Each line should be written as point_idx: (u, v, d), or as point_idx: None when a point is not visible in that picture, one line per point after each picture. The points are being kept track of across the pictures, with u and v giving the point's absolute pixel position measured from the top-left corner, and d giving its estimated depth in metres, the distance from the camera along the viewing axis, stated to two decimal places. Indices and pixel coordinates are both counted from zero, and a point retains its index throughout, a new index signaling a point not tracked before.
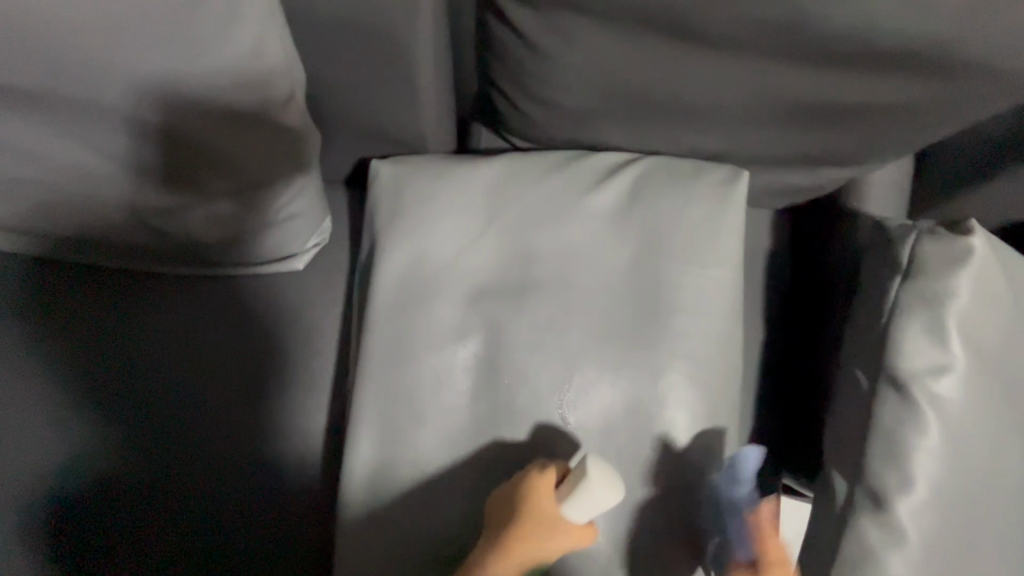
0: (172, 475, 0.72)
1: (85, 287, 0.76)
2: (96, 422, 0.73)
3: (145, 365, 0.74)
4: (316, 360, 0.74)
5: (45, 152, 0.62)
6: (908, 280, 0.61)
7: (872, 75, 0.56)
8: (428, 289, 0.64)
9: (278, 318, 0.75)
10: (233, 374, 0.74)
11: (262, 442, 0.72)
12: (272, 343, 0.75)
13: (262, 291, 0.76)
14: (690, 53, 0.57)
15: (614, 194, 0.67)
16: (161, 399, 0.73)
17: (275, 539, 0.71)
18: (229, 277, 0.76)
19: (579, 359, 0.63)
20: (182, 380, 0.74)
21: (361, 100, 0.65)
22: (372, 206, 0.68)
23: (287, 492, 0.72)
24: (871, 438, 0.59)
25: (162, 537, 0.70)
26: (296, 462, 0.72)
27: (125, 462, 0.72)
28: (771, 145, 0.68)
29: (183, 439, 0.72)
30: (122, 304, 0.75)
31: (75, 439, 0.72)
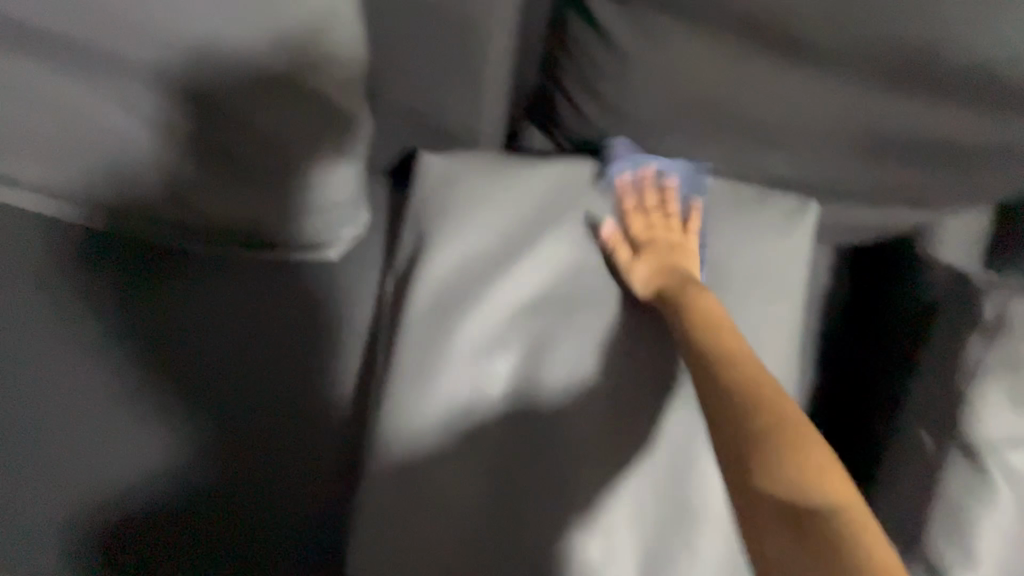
0: (182, 465, 0.67)
1: (104, 258, 0.72)
2: (106, 403, 0.68)
3: (164, 345, 0.70)
4: (341, 357, 0.70)
5: (95, 112, 0.61)
6: (993, 338, 0.56)
7: (972, 106, 0.53)
8: (471, 295, 0.60)
9: (303, 309, 0.71)
10: (254, 361, 0.70)
11: (277, 439, 0.68)
12: (297, 334, 0.71)
13: (288, 280, 0.72)
14: (783, 67, 0.54)
15: (676, 214, 0.63)
16: (177, 383, 0.69)
17: (282, 543, 0.66)
18: (256, 260, 0.72)
19: (626, 385, 0.59)
20: (199, 364, 0.70)
21: (421, 89, 0.62)
22: (417, 201, 0.64)
23: (298, 494, 0.67)
24: (934, 507, 0.54)
25: (162, 529, 0.66)
26: (309, 463, 0.68)
27: (132, 445, 0.68)
28: (847, 180, 0.63)
29: (197, 428, 0.68)
30: (144, 278, 0.71)
31: (82, 419, 0.68)
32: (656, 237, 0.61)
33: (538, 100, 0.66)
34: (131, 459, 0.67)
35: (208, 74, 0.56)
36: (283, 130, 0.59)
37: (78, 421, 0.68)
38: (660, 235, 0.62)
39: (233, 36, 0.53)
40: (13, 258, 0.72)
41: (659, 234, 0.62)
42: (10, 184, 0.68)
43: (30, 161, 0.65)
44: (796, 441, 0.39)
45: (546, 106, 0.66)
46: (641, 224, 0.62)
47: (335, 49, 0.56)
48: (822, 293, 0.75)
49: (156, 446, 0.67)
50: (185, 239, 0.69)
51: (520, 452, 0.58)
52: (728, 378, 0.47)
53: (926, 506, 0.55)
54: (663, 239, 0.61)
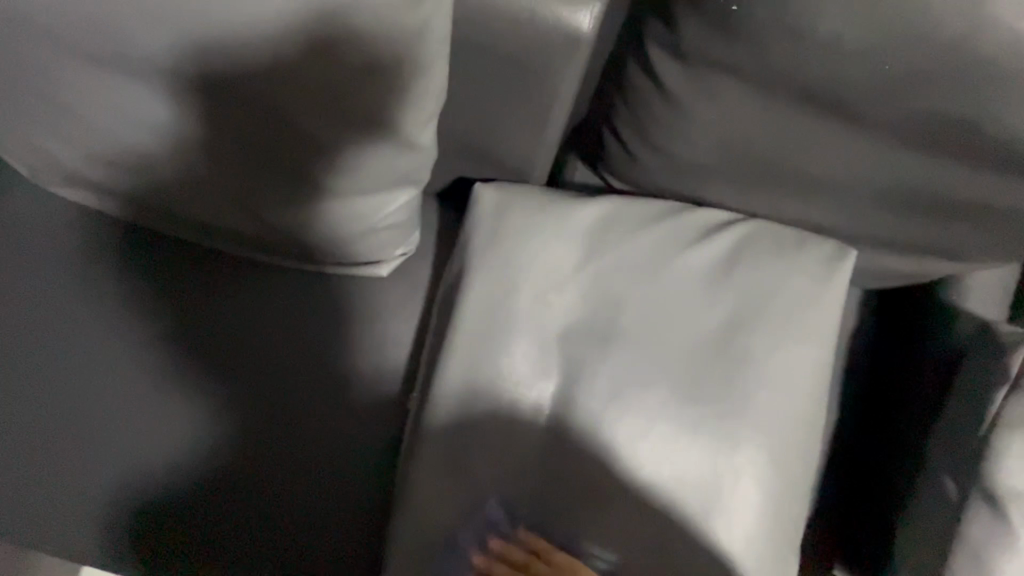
0: (228, 463, 0.71)
1: (168, 260, 0.76)
2: (160, 399, 0.72)
3: (217, 347, 0.74)
4: (385, 368, 0.74)
5: (162, 131, 0.63)
6: (1018, 390, 0.58)
7: (1015, 176, 0.56)
8: (512, 320, 0.64)
9: (352, 320, 0.75)
10: (301, 368, 0.73)
11: (320, 442, 0.72)
12: (345, 345, 0.74)
13: (338, 292, 0.76)
14: (833, 127, 0.57)
15: (714, 253, 0.66)
16: (228, 384, 0.73)
17: (319, 541, 0.70)
18: (312, 272, 0.76)
19: (659, 416, 0.61)
20: (250, 367, 0.73)
21: (481, 123, 0.65)
22: (468, 227, 0.67)
23: (336, 497, 0.71)
24: (955, 551, 0.56)
25: (206, 521, 0.70)
26: (349, 468, 0.71)
27: (184, 440, 0.71)
28: (882, 231, 0.66)
29: (244, 429, 0.72)
30: (204, 283, 0.76)
31: (137, 413, 0.72)
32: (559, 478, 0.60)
33: (588, 134, 0.71)
34: (182, 453, 0.71)
35: (275, 107, 0.56)
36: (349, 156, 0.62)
37: (133, 414, 0.72)
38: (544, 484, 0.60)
39: (301, 69, 0.53)
40: (80, 254, 0.76)
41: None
42: (84, 186, 0.72)
43: (104, 169, 0.69)
44: None
45: (595, 141, 0.70)
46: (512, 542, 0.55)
47: (404, 87, 0.54)
48: (852, 334, 0.76)
49: (206, 443, 0.71)
50: (250, 249, 0.74)
51: (555, 471, 0.62)
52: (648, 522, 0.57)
53: (946, 551, 0.57)
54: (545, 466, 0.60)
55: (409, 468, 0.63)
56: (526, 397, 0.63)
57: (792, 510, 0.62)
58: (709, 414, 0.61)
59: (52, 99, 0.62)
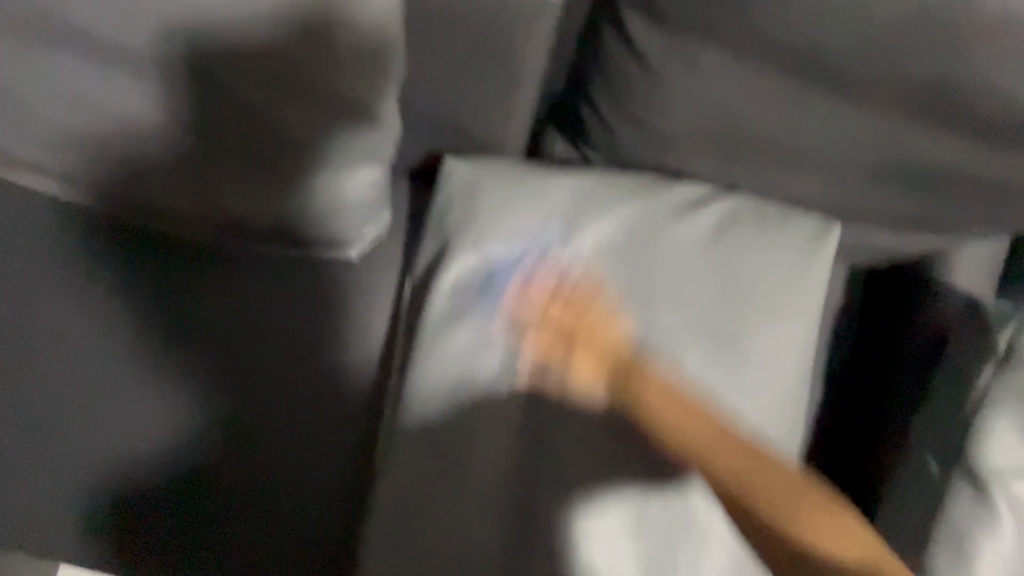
0: (195, 456, 0.68)
1: (124, 246, 0.72)
2: (124, 389, 0.69)
3: (181, 336, 0.71)
4: (357, 354, 0.71)
5: (130, 111, 0.62)
6: (1004, 369, 0.57)
7: (998, 139, 0.54)
8: (487, 302, 0.61)
9: (322, 305, 0.72)
10: (271, 355, 0.70)
11: (291, 431, 0.69)
12: (313, 331, 0.71)
13: (307, 275, 0.72)
14: (814, 94, 0.55)
15: (696, 230, 0.63)
16: (191, 374, 0.70)
17: (294, 531, 0.68)
18: (278, 255, 0.73)
19: (638, 399, 0.60)
20: (216, 355, 0.70)
21: (452, 95, 0.62)
22: (440, 205, 0.64)
23: (310, 485, 0.68)
24: (937, 532, 0.55)
25: (176, 513, 0.67)
26: (323, 456, 0.69)
27: (149, 432, 0.69)
28: (870, 205, 0.63)
29: (211, 421, 0.69)
30: (163, 269, 0.72)
31: (99, 406, 0.69)
32: (584, 327, 0.60)
33: (564, 105, 0.67)
34: (146, 447, 0.68)
35: (244, 75, 0.57)
36: (311, 127, 0.60)
37: (94, 407, 0.69)
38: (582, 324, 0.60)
39: (274, 38, 0.54)
40: (31, 242, 0.72)
41: (561, 324, 0.60)
42: (34, 168, 0.69)
43: (57, 147, 0.66)
44: (786, 490, 0.47)
45: (572, 113, 0.66)
46: (557, 313, 0.61)
47: (375, 57, 0.56)
48: (838, 313, 0.73)
49: (171, 435, 0.69)
50: (211, 232, 0.70)
51: (532, 460, 0.60)
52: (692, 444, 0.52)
53: (930, 530, 0.56)
54: (588, 324, 0.60)
55: (382, 458, 0.61)
56: (502, 382, 0.60)
57: None
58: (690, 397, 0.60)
59: (19, 80, 0.62)
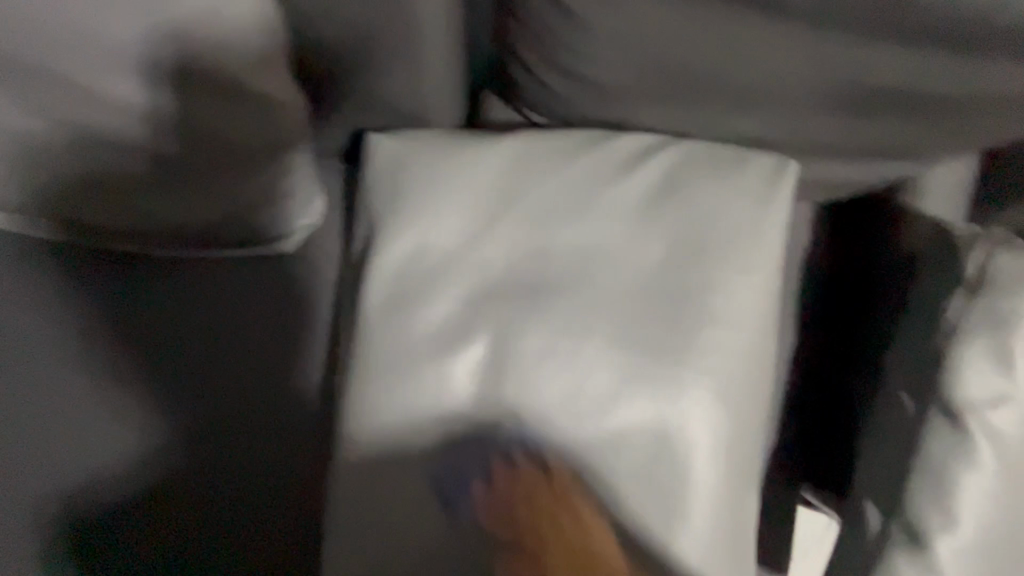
0: (157, 471, 0.67)
1: (55, 266, 0.69)
2: (75, 412, 0.67)
3: (126, 352, 0.68)
4: (311, 349, 0.68)
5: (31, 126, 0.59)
6: (972, 296, 0.54)
7: (957, 51, 0.48)
8: (429, 285, 0.58)
9: (269, 303, 0.69)
10: (222, 362, 0.68)
11: (250, 436, 0.67)
12: (263, 332, 0.69)
13: (249, 275, 0.69)
14: (746, 21, 0.49)
15: (645, 183, 0.59)
16: (143, 387, 0.68)
17: (265, 534, 0.66)
18: (216, 258, 0.69)
19: (598, 369, 0.56)
20: (167, 367, 0.68)
21: (363, 67, 0.58)
22: (370, 186, 0.61)
23: (276, 488, 0.67)
24: (914, 470, 0.53)
25: (144, 529, 0.66)
26: (287, 456, 0.67)
27: (107, 452, 0.67)
28: (822, 138, 0.60)
29: (167, 434, 0.67)
30: (99, 285, 0.69)
31: (51, 432, 0.67)
32: (553, 529, 0.50)
33: (495, 65, 0.64)
34: (105, 468, 0.67)
35: (137, 75, 0.54)
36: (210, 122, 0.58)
37: (47, 432, 0.67)
38: (548, 521, 0.51)
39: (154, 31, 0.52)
40: None
41: None
42: None
43: None
44: None
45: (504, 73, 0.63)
46: None
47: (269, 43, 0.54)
48: (805, 254, 0.71)
49: (129, 453, 0.67)
50: (143, 245, 0.67)
51: (489, 439, 0.57)
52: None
53: (907, 469, 0.54)
54: (552, 526, 0.50)
55: (338, 448, 0.58)
56: (452, 367, 0.57)
57: (747, 448, 0.59)
58: (650, 362, 0.56)
59: None
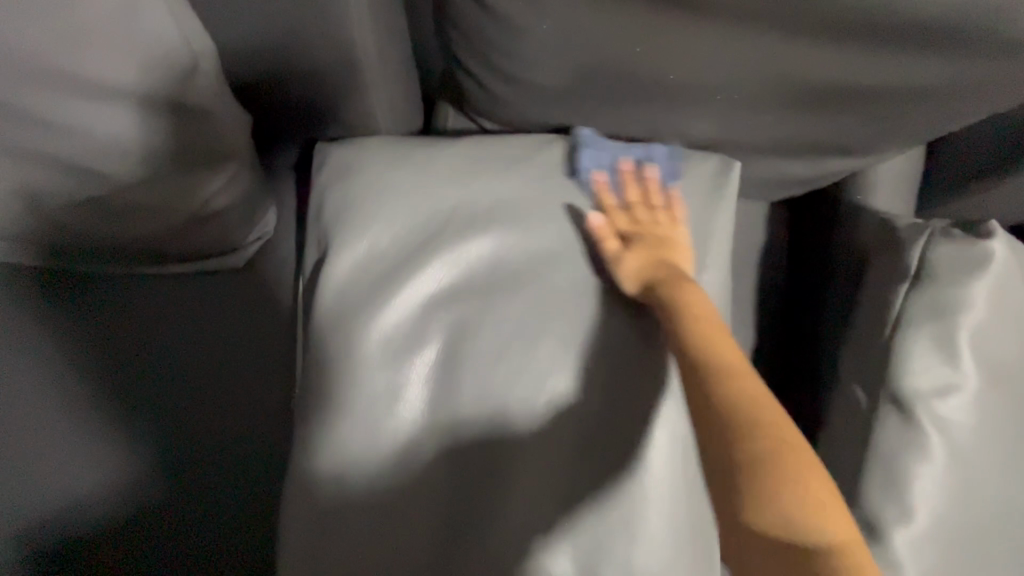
0: (141, 483, 0.69)
1: (31, 289, 0.71)
2: (52, 428, 0.69)
3: (107, 370, 0.71)
4: (278, 359, 0.72)
5: None
6: (917, 287, 0.54)
7: (888, 49, 0.48)
8: (382, 292, 0.57)
9: (241, 317, 0.73)
10: (194, 375, 0.71)
11: (226, 445, 0.71)
12: (242, 346, 0.72)
13: (220, 291, 0.73)
14: (678, 25, 0.49)
15: (593, 186, 0.60)
16: (126, 405, 0.70)
17: (240, 539, 0.69)
18: (185, 274, 0.73)
19: (550, 371, 0.56)
20: (142, 381, 0.71)
21: (306, 78, 0.58)
22: (320, 197, 0.61)
23: (252, 493, 0.70)
24: (869, 464, 0.53)
25: (123, 536, 0.68)
26: (261, 464, 0.71)
27: (83, 466, 0.69)
28: (765, 136, 0.60)
29: (151, 446, 0.70)
30: (77, 307, 0.71)
31: (34, 452, 0.69)
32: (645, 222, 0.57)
33: (443, 73, 0.65)
34: (89, 483, 0.69)
35: None
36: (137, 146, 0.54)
37: (30, 452, 0.69)
38: (645, 223, 0.57)
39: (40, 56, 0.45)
40: None
41: None
42: None
43: None
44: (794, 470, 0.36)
45: (453, 83, 0.64)
46: None
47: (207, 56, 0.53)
48: (760, 252, 0.72)
49: (111, 469, 0.69)
50: (107, 262, 0.69)
51: (449, 448, 0.56)
52: (719, 384, 0.43)
53: (862, 462, 0.54)
54: (647, 230, 0.57)
55: (294, 463, 0.57)
56: (406, 372, 0.57)
57: None
58: (603, 361, 0.56)
59: None
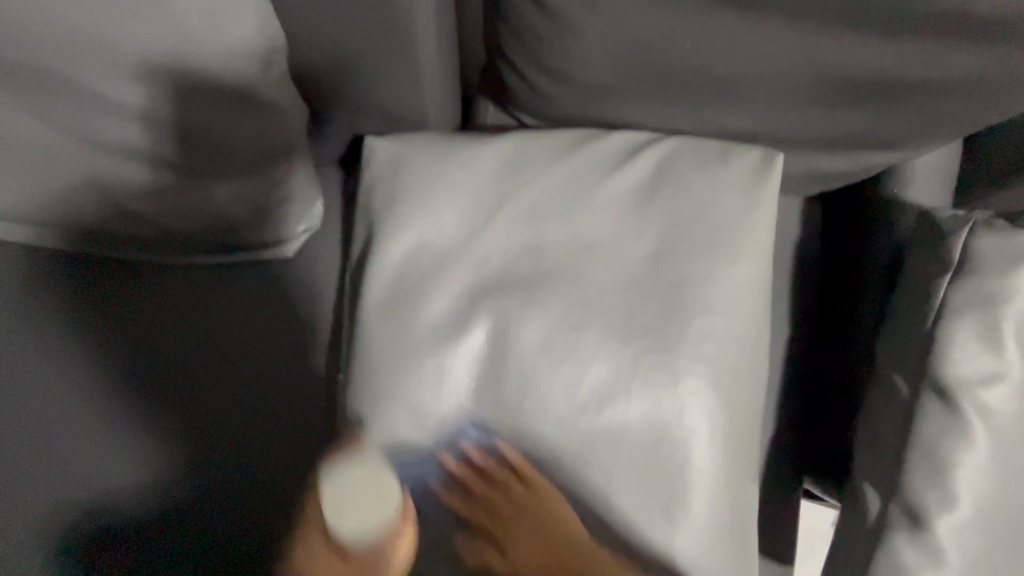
0: (159, 472, 0.68)
1: (59, 276, 0.72)
2: (95, 413, 0.69)
3: (130, 359, 0.70)
4: (312, 354, 0.71)
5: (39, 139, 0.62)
6: (959, 277, 0.55)
7: (934, 38, 0.49)
8: (429, 282, 0.59)
9: (277, 310, 0.72)
10: (231, 366, 0.71)
11: (260, 437, 0.69)
12: (266, 336, 0.71)
13: (259, 281, 0.72)
14: (725, 17, 0.51)
15: (636, 178, 0.61)
16: (146, 394, 0.70)
17: (273, 534, 0.67)
18: (226, 265, 0.73)
19: (594, 360, 0.57)
20: (182, 371, 0.70)
21: (360, 72, 0.61)
22: (368, 188, 0.63)
23: (284, 487, 0.68)
24: (911, 451, 0.54)
25: (156, 527, 0.67)
26: (293, 456, 0.69)
27: (123, 453, 0.69)
28: (805, 130, 0.61)
29: (190, 435, 0.69)
30: (114, 294, 0.72)
31: (58, 438, 0.69)
32: (507, 518, 0.56)
33: (487, 70, 0.67)
34: (120, 470, 0.68)
35: (137, 84, 0.56)
36: (208, 128, 0.59)
37: (60, 436, 0.69)
38: (512, 525, 0.56)
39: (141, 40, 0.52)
40: None
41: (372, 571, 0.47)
42: None
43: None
44: None
45: (498, 79, 0.66)
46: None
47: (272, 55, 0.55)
48: (795, 245, 0.73)
49: (132, 457, 0.69)
50: (158, 250, 0.71)
51: (495, 433, 0.58)
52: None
53: (904, 451, 0.54)
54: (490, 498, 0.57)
55: None
56: (451, 359, 0.58)
57: (741, 436, 0.59)
58: (644, 352, 0.57)
59: None
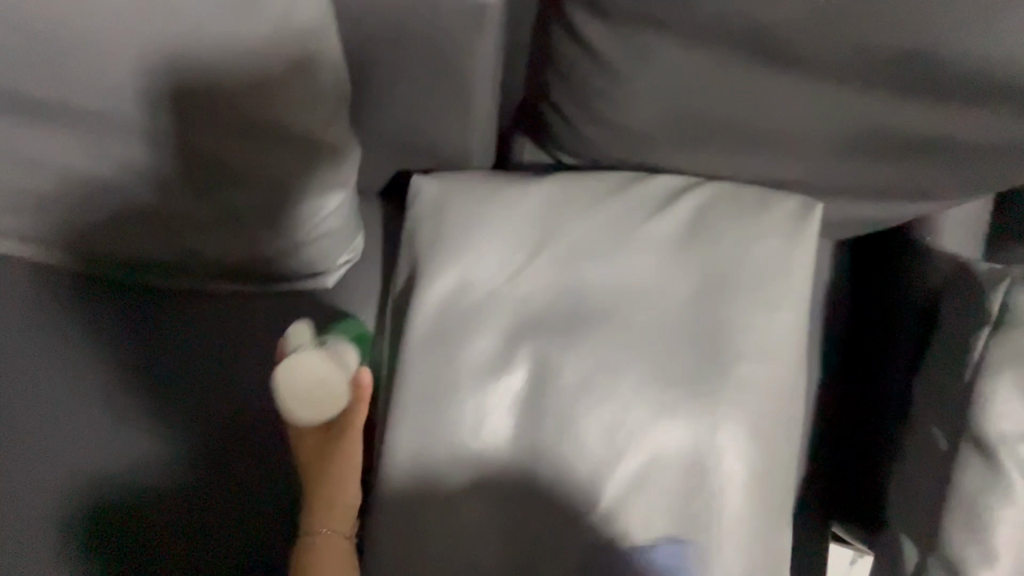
0: (190, 492, 0.69)
1: (100, 297, 0.73)
2: (130, 432, 0.70)
3: (127, 372, 0.72)
4: None
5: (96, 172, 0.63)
6: (999, 332, 0.55)
7: (973, 100, 0.51)
8: (472, 320, 0.60)
9: None
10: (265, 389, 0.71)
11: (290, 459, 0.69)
12: None
13: (294, 308, 0.74)
14: (771, 74, 0.54)
15: (675, 223, 0.62)
16: (180, 413, 0.70)
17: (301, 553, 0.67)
18: (260, 293, 0.73)
19: (633, 402, 0.58)
20: (215, 392, 0.71)
21: (411, 111, 0.63)
22: (413, 225, 0.64)
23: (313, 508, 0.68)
24: (950, 505, 0.54)
25: (189, 544, 0.68)
26: None
27: (157, 471, 0.69)
28: (843, 180, 0.62)
29: (223, 456, 0.70)
30: (151, 317, 0.73)
31: (92, 457, 0.70)
32: None
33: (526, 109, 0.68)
34: (152, 489, 0.69)
35: (200, 121, 0.58)
36: (264, 164, 0.61)
37: (95, 454, 0.70)
38: None
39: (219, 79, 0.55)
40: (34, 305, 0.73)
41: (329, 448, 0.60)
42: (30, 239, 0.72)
43: (17, 201, 0.68)
44: None
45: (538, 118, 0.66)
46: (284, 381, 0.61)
47: (328, 95, 0.57)
48: (826, 289, 0.73)
49: (126, 471, 0.69)
50: (197, 278, 0.72)
51: (534, 471, 0.58)
52: None
53: (943, 504, 0.55)
54: None
55: (378, 488, 0.59)
56: (490, 397, 0.59)
57: (778, 483, 0.59)
58: (682, 396, 0.58)
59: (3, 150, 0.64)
